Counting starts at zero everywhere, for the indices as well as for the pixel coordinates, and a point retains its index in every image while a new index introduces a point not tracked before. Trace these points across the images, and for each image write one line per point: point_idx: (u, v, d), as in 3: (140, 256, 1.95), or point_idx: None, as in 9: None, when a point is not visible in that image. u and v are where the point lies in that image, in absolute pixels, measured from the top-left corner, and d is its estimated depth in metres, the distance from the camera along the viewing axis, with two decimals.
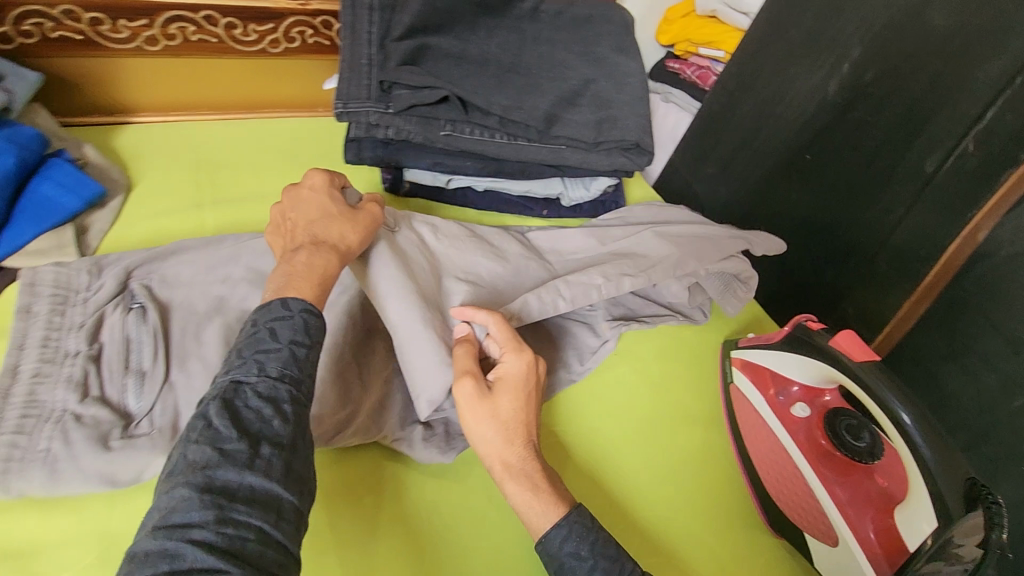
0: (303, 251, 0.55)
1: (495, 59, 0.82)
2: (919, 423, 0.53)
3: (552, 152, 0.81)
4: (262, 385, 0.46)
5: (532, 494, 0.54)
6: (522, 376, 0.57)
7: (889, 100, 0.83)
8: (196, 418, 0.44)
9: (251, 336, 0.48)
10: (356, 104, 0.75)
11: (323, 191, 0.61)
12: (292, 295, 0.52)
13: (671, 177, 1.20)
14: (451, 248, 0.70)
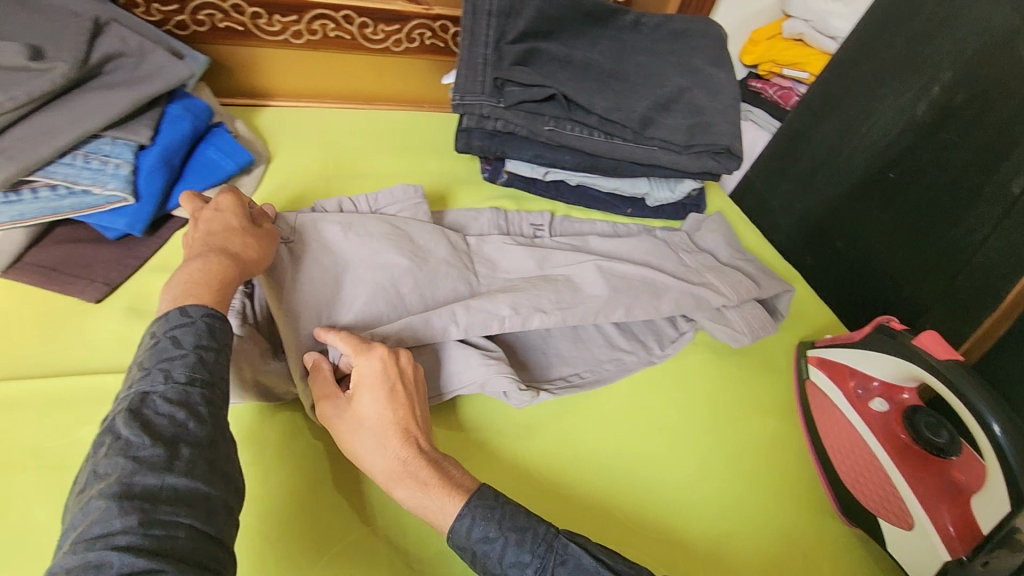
0: (201, 261, 0.58)
1: (598, 64, 0.89)
2: (999, 415, 0.55)
3: (645, 152, 0.86)
4: (170, 391, 0.47)
5: (420, 499, 0.52)
6: (373, 378, 0.55)
7: (981, 121, 0.85)
8: (106, 433, 0.45)
9: (154, 349, 0.50)
10: (472, 98, 0.84)
11: (229, 210, 0.64)
12: (192, 300, 0.54)
13: (747, 191, 1.24)
14: (360, 247, 0.70)
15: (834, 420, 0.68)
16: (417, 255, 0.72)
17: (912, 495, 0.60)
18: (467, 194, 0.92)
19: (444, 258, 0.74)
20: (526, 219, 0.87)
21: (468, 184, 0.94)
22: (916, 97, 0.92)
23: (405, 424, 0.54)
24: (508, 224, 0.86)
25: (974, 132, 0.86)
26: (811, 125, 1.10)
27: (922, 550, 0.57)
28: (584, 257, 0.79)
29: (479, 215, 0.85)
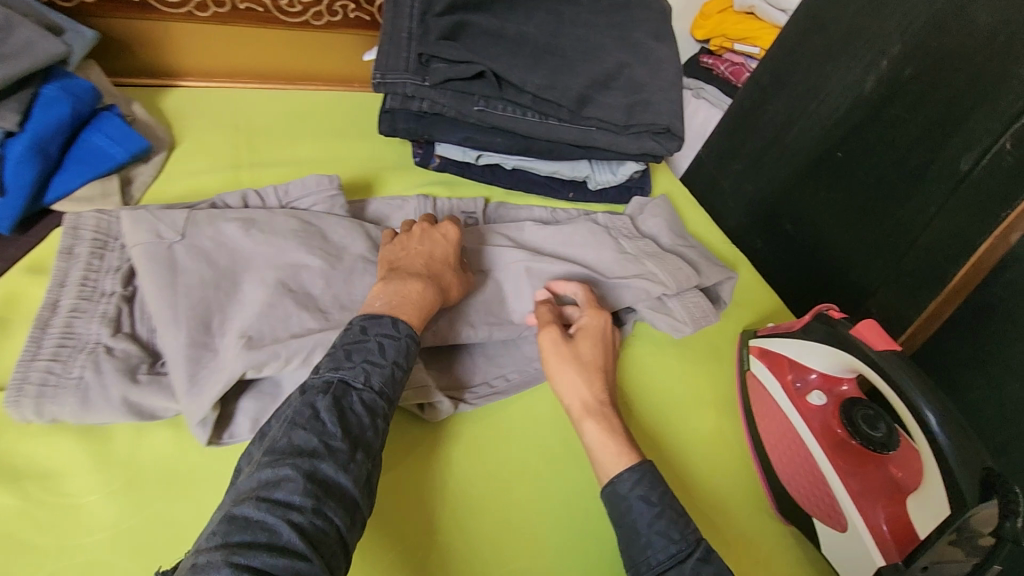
0: (413, 280, 0.62)
1: (533, 38, 0.83)
2: (939, 414, 0.52)
3: (581, 133, 0.81)
4: (366, 395, 0.53)
5: (604, 441, 0.60)
6: (597, 330, 0.68)
7: (927, 96, 0.80)
8: (304, 406, 0.51)
9: (358, 344, 0.55)
10: (394, 76, 0.77)
11: (450, 243, 0.69)
12: (402, 317, 0.59)
13: (698, 172, 1.21)
14: (264, 246, 0.63)
15: (774, 415, 0.66)
16: (331, 253, 0.66)
17: (848, 496, 0.57)
18: (394, 180, 0.86)
19: (361, 253, 0.68)
20: (455, 206, 0.82)
21: (398, 170, 0.88)
22: (864, 72, 0.89)
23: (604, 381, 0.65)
24: (436, 213, 0.80)
25: (920, 107, 0.81)
26: (762, 102, 1.06)
27: (856, 551, 0.55)
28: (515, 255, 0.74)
29: (405, 203, 0.79)
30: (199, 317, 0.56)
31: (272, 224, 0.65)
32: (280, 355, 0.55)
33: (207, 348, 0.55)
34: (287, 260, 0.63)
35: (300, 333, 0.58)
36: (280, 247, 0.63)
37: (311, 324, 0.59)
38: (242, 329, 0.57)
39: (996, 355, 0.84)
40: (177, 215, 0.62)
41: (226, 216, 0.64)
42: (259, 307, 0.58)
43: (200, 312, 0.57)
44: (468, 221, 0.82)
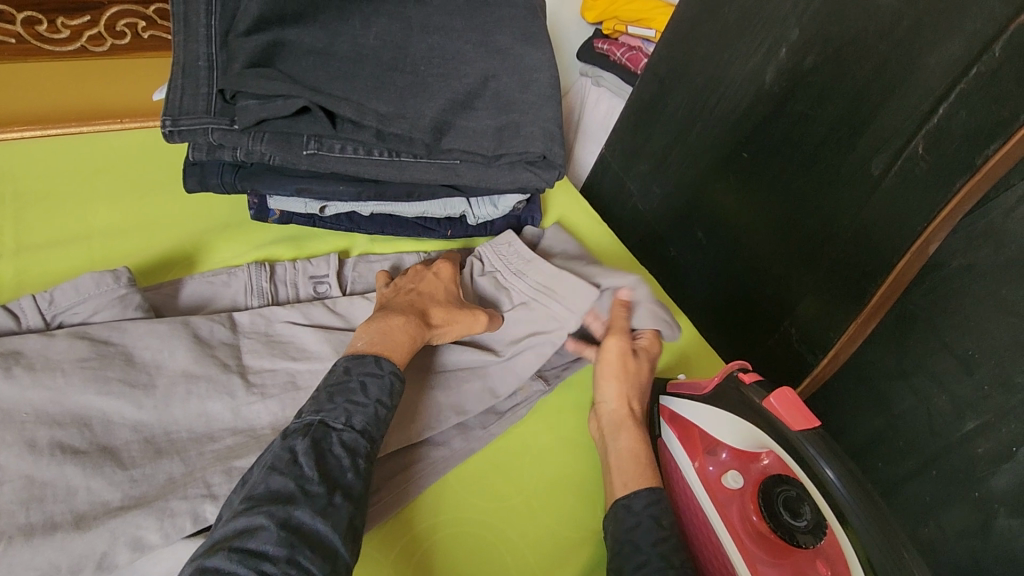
0: (401, 315, 0.57)
1: (374, 54, 0.67)
2: (869, 523, 0.44)
3: (443, 169, 0.67)
4: (346, 435, 0.48)
5: (628, 452, 0.58)
6: (652, 357, 0.65)
7: (830, 90, 0.71)
8: (282, 450, 0.46)
9: (340, 385, 0.51)
10: (190, 121, 0.59)
11: (445, 280, 0.65)
12: (385, 354, 0.54)
13: (604, 174, 1.10)
14: (32, 390, 0.46)
15: (689, 496, 0.57)
16: (138, 381, 0.50)
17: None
18: (222, 243, 0.69)
19: (182, 368, 0.52)
20: (302, 271, 0.67)
21: (231, 227, 0.71)
22: (763, 61, 0.78)
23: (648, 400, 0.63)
24: (276, 283, 0.65)
25: (826, 103, 0.72)
26: (661, 95, 0.94)
27: None
28: None
29: (230, 281, 0.63)
30: None
31: (33, 352, 0.48)
32: (63, 567, 0.40)
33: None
34: (69, 409, 0.47)
35: (87, 515, 0.43)
36: (59, 389, 0.47)
37: (112, 497, 0.44)
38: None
39: (919, 366, 0.77)
40: None
41: None
42: (18, 486, 0.42)
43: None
44: (319, 289, 0.67)
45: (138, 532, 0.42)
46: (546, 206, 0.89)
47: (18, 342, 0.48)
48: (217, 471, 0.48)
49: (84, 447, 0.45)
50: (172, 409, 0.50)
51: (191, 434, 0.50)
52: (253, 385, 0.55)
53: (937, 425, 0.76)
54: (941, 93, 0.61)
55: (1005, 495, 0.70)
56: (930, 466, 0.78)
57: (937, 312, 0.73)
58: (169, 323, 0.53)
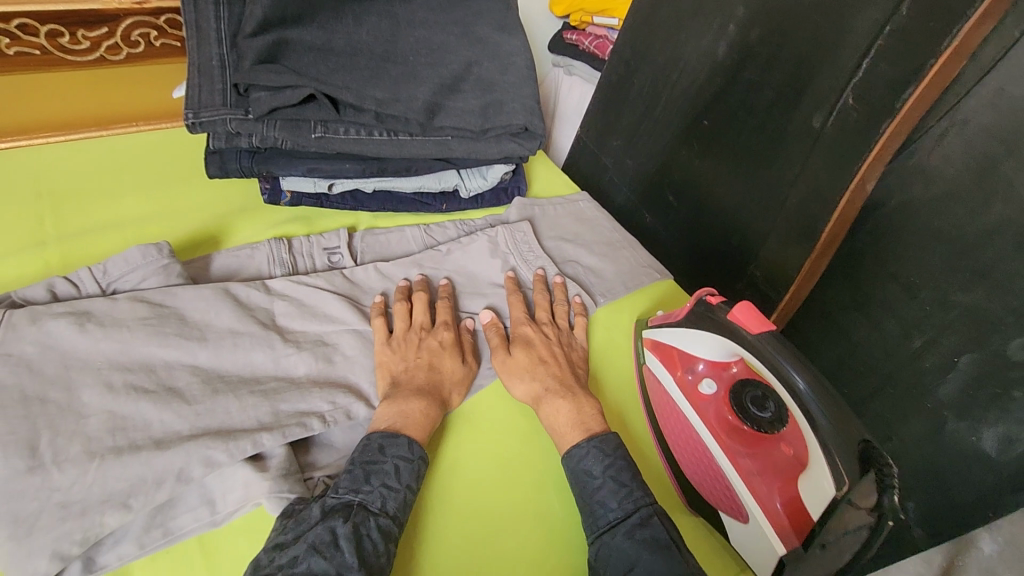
0: (419, 400, 0.60)
1: (367, 48, 0.75)
2: (813, 388, 0.54)
3: (437, 145, 0.75)
4: (382, 520, 0.51)
5: (556, 420, 0.63)
6: (535, 335, 0.70)
7: (774, 58, 0.80)
8: (321, 528, 0.48)
9: (375, 466, 0.53)
10: (210, 113, 0.67)
11: (447, 347, 0.66)
12: (415, 437, 0.57)
13: (580, 154, 1.19)
14: (104, 342, 0.53)
15: (673, 409, 0.65)
16: (192, 335, 0.57)
17: (745, 486, 0.56)
18: (243, 226, 0.77)
19: (228, 325, 0.60)
20: (316, 244, 0.75)
21: (249, 212, 0.79)
22: (716, 38, 0.87)
23: (557, 364, 0.68)
24: (294, 255, 0.73)
25: (770, 70, 0.81)
26: (628, 76, 1.04)
27: (757, 538, 0.55)
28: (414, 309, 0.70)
29: (253, 255, 0.71)
30: (20, 442, 0.46)
31: (99, 313, 0.55)
32: (148, 479, 0.47)
33: (34, 477, 0.45)
34: (138, 359, 0.54)
35: (164, 440, 0.50)
36: (127, 341, 0.54)
37: (182, 427, 0.51)
38: (83, 450, 0.47)
39: (870, 297, 0.86)
40: None
41: (40, 313, 0.53)
42: (103, 419, 0.49)
43: (23, 435, 0.46)
44: (332, 259, 0.75)
45: (208, 452, 0.49)
46: (531, 180, 0.98)
47: (87, 304, 0.55)
48: (266, 409, 0.55)
49: (153, 387, 0.53)
50: (223, 359, 0.57)
51: (240, 377, 0.58)
52: (290, 340, 0.62)
53: (890, 346, 0.86)
54: (865, 50, 0.71)
55: (951, 400, 0.81)
56: (887, 384, 0.88)
57: (880, 246, 0.83)
58: (214, 288, 0.61)
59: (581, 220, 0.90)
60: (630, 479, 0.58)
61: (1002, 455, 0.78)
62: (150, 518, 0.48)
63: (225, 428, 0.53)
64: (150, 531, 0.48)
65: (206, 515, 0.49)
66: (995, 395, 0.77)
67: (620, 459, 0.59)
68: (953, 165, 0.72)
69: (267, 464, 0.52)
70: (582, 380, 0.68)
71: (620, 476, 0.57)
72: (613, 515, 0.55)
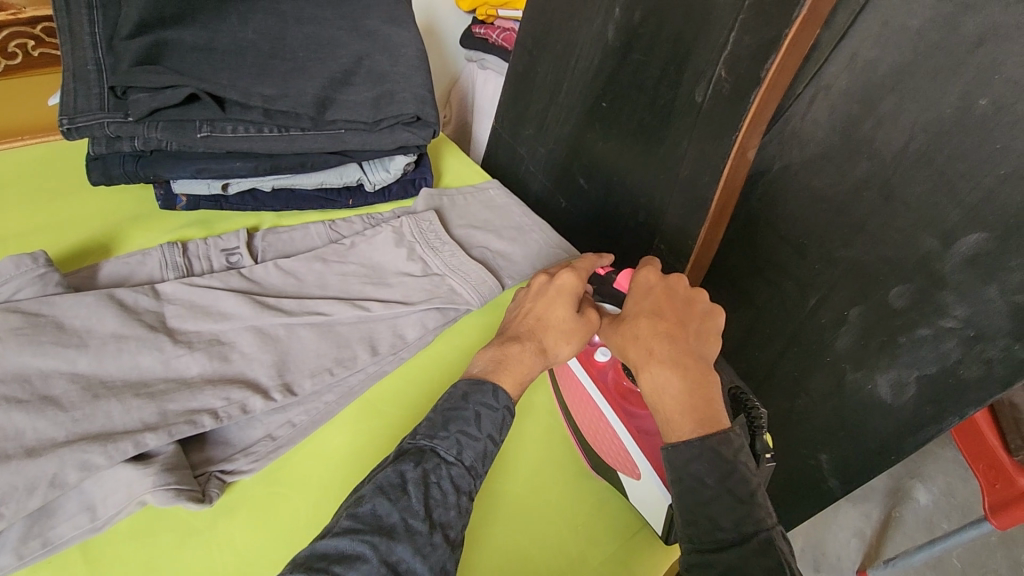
0: (518, 343, 0.61)
1: (253, 46, 0.74)
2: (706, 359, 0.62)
3: (330, 138, 0.76)
4: (455, 469, 0.52)
5: (664, 397, 0.53)
6: (654, 292, 0.59)
7: (657, 37, 0.84)
8: (393, 471, 0.51)
9: (456, 412, 0.55)
10: (86, 117, 0.66)
11: (564, 291, 0.64)
12: (502, 385, 0.58)
13: (497, 145, 1.19)
14: None
15: (571, 377, 0.66)
16: (71, 343, 0.56)
17: (637, 445, 0.60)
18: (137, 232, 0.75)
19: (113, 331, 0.58)
20: (213, 246, 0.73)
21: (142, 219, 0.77)
22: (605, 22, 0.92)
23: (675, 324, 0.56)
24: (189, 258, 0.71)
25: (654, 48, 0.85)
26: (532, 66, 1.06)
27: (651, 491, 0.60)
28: (314, 301, 0.69)
29: (143, 261, 0.69)
30: None
31: None
32: (19, 486, 0.46)
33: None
34: (11, 370, 0.53)
35: (38, 448, 0.49)
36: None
37: (57, 433, 0.50)
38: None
39: (768, 261, 0.90)
40: None
41: None
42: None
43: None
44: (232, 259, 0.73)
45: (85, 455, 0.49)
46: (442, 172, 0.99)
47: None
48: (151, 410, 0.54)
49: (26, 397, 0.51)
50: (106, 365, 0.56)
51: (125, 382, 0.56)
52: (181, 341, 0.61)
53: (790, 306, 0.90)
54: (731, 24, 0.75)
55: (847, 353, 0.86)
56: (793, 343, 0.92)
57: (770, 210, 0.87)
58: (96, 295, 0.60)
59: (491, 207, 0.91)
60: (750, 496, 0.48)
61: (895, 399, 0.84)
62: (24, 528, 0.47)
63: (105, 433, 0.51)
64: (27, 541, 0.47)
65: (86, 521, 0.48)
66: (883, 343, 0.82)
67: (738, 470, 0.48)
68: (821, 128, 0.77)
69: (156, 462, 0.51)
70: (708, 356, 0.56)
71: (739, 491, 0.48)
72: (721, 535, 0.47)
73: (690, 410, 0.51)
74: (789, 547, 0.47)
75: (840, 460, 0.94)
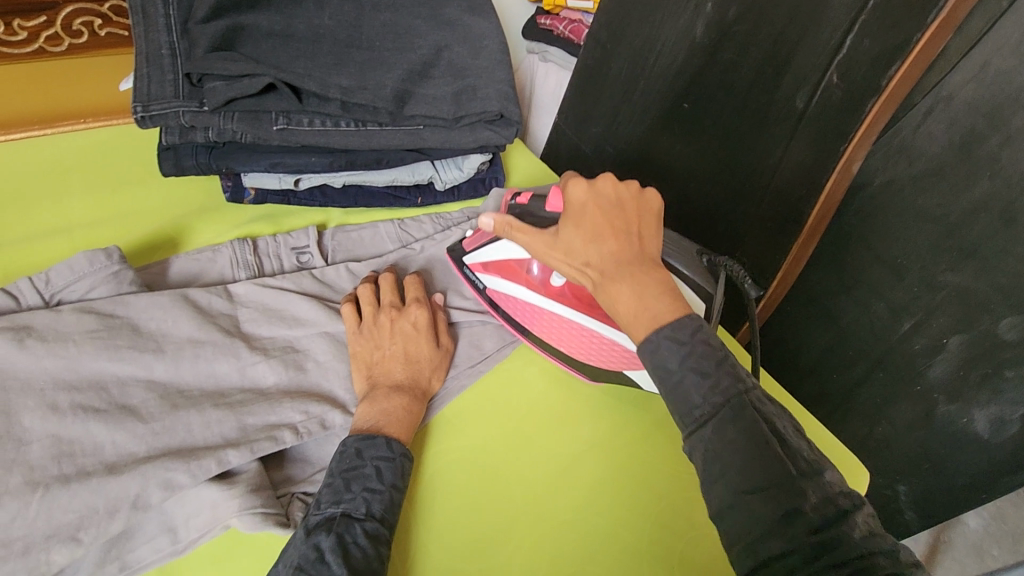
0: (394, 390, 0.56)
1: (330, 33, 0.69)
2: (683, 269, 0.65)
3: (408, 135, 0.71)
4: (369, 523, 0.47)
5: (623, 307, 0.49)
6: (587, 201, 0.53)
7: (755, 36, 0.78)
8: (307, 547, 0.45)
9: (354, 471, 0.50)
10: (160, 105, 0.62)
11: (422, 332, 0.61)
12: (396, 436, 0.53)
13: (558, 142, 1.14)
14: (46, 360, 0.48)
15: (539, 315, 0.67)
16: (147, 347, 0.52)
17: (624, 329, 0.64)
18: (204, 226, 0.72)
19: (189, 335, 0.55)
20: (283, 244, 0.70)
21: (209, 211, 0.74)
22: (692, 18, 0.85)
23: (616, 233, 0.52)
24: (260, 256, 0.68)
25: (751, 47, 0.79)
26: (604, 61, 1.00)
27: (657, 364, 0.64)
28: None
29: (214, 259, 0.66)
30: None
31: (41, 327, 0.50)
32: (100, 508, 0.43)
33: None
34: (86, 376, 0.49)
35: (117, 465, 0.45)
36: (74, 357, 0.49)
37: (138, 449, 0.47)
38: (24, 480, 0.43)
39: (857, 281, 0.84)
40: None
41: None
42: (48, 444, 0.45)
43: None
44: (302, 259, 0.70)
45: (167, 474, 0.45)
46: (508, 170, 0.94)
47: (27, 318, 0.50)
48: (230, 425, 0.51)
49: (104, 407, 0.48)
50: (183, 374, 0.53)
51: (203, 391, 0.53)
52: (256, 348, 0.58)
53: (879, 330, 0.84)
54: (848, 25, 0.69)
55: (942, 383, 0.80)
56: (876, 367, 0.86)
57: (864, 227, 0.80)
58: (170, 295, 0.56)
59: None
60: (715, 367, 0.46)
61: (993, 436, 0.78)
62: (103, 551, 0.44)
63: (185, 450, 0.48)
64: (105, 566, 0.43)
65: (167, 544, 0.45)
66: (986, 375, 0.76)
67: (700, 347, 0.47)
68: (938, 143, 0.71)
69: (241, 480, 0.48)
70: (652, 254, 0.53)
71: (704, 364, 0.46)
72: (699, 413, 0.45)
73: (657, 307, 0.48)
74: (769, 404, 0.46)
75: (924, 495, 0.88)
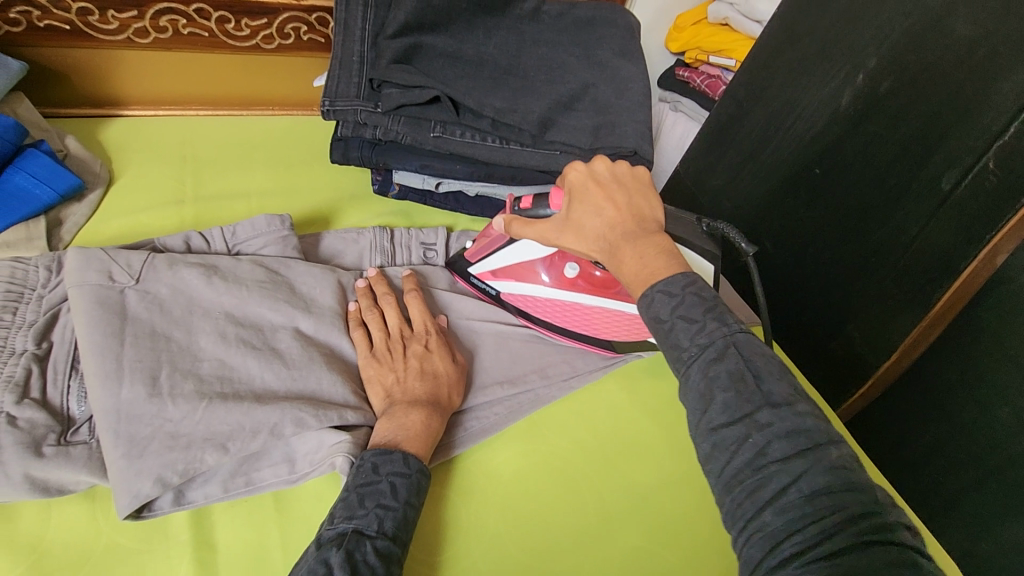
0: (410, 409, 0.54)
1: (493, 60, 0.77)
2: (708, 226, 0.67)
3: (545, 157, 0.77)
4: (380, 541, 0.45)
5: (637, 267, 0.51)
6: (584, 179, 0.57)
7: (906, 113, 0.77)
8: (317, 564, 0.42)
9: (367, 487, 0.48)
10: (344, 103, 0.73)
11: (436, 352, 0.60)
12: (412, 451, 0.51)
13: (677, 189, 1.17)
14: (222, 296, 0.57)
15: (560, 305, 0.72)
16: (299, 304, 0.60)
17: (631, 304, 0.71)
18: (353, 210, 0.81)
19: (331, 305, 0.62)
20: (416, 238, 0.77)
21: (359, 199, 0.83)
22: (840, 87, 0.85)
23: (617, 206, 0.55)
24: (395, 245, 0.76)
25: (898, 123, 0.78)
26: (739, 117, 1.02)
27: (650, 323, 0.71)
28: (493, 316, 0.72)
29: (357, 238, 0.75)
30: (145, 370, 0.50)
31: (223, 268, 0.59)
32: (246, 427, 0.50)
33: (153, 404, 0.49)
34: (249, 317, 0.57)
35: (263, 396, 0.53)
36: (244, 298, 0.58)
37: (278, 386, 0.54)
38: (195, 389, 0.51)
39: (981, 378, 0.77)
40: (134, 256, 0.56)
41: (177, 257, 0.58)
42: (215, 365, 0.53)
43: (148, 364, 0.50)
44: (428, 254, 0.78)
45: (300, 413, 0.52)
46: None
47: (216, 260, 0.59)
48: (351, 389, 0.57)
49: (259, 345, 0.56)
50: (321, 334, 0.60)
51: (334, 350, 0.60)
52: None
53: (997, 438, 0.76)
54: (1011, 114, 0.66)
55: None
56: (990, 476, 0.77)
57: (1002, 325, 0.74)
58: (324, 269, 0.64)
59: None
60: (704, 313, 0.46)
61: None
62: (237, 465, 0.51)
63: (314, 399, 0.54)
64: (235, 477, 0.50)
65: (285, 473, 0.52)
66: None
67: (690, 296, 0.47)
68: None
69: (355, 435, 0.53)
70: (646, 215, 0.55)
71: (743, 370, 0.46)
72: (688, 354, 0.45)
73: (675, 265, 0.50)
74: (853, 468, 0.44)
75: None
